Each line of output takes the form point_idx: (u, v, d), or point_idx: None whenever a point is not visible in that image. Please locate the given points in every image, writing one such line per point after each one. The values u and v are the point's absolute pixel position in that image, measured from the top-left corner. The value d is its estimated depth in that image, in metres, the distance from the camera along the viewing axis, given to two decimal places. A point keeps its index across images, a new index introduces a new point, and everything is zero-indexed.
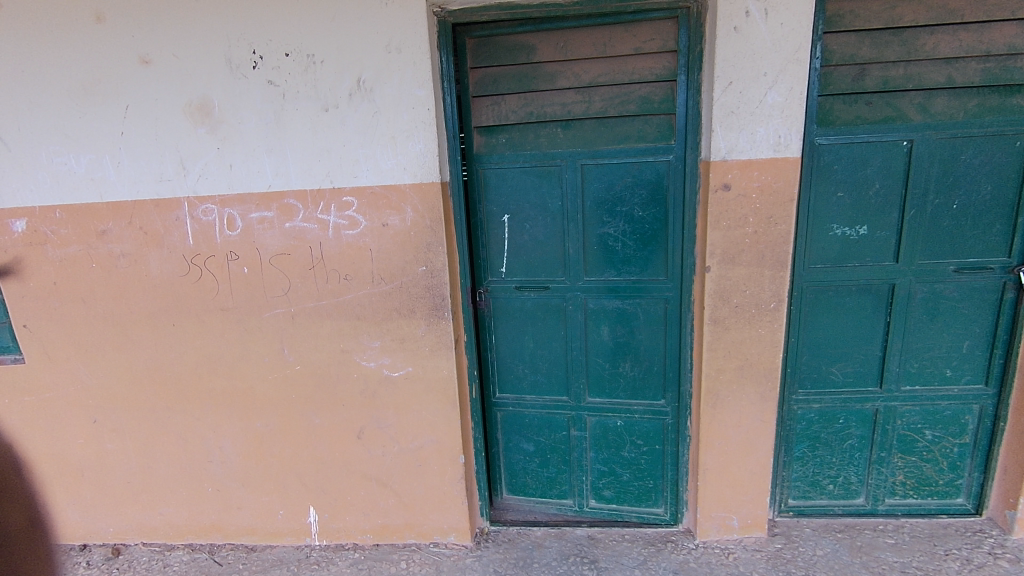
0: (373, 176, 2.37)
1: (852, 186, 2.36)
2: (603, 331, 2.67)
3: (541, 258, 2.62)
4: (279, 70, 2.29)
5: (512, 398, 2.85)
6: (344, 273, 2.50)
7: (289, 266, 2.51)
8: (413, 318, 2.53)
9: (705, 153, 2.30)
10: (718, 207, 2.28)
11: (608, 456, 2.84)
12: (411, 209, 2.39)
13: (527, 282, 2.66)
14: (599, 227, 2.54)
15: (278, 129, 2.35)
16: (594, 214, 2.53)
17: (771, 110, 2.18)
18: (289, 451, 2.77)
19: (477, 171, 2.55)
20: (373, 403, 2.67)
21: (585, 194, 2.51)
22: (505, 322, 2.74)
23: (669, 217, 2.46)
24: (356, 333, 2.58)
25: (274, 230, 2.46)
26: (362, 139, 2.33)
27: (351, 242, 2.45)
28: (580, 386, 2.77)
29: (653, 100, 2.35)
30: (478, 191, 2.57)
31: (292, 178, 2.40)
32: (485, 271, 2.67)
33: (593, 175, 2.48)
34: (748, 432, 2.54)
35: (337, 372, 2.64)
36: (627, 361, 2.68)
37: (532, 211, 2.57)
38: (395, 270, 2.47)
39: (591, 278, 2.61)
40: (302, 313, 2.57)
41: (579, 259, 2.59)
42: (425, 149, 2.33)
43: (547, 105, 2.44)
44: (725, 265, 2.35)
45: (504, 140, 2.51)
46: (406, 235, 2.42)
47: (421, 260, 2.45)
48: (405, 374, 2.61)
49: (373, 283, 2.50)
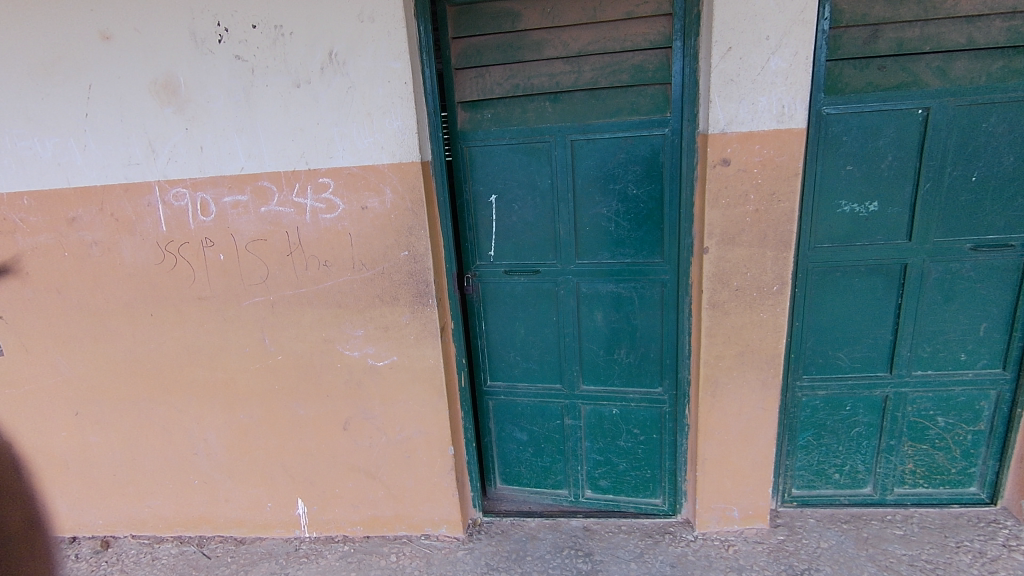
0: (350, 155, 2.23)
1: (862, 158, 2.19)
2: (597, 316, 2.55)
3: (531, 239, 2.50)
4: (247, 44, 2.14)
5: (503, 386, 2.76)
6: (324, 259, 2.38)
7: (266, 252, 2.40)
8: (396, 305, 2.42)
9: (703, 126, 2.14)
10: (717, 183, 2.13)
11: (604, 446, 2.75)
12: (390, 190, 2.26)
13: (518, 266, 2.54)
14: (591, 207, 2.40)
15: (248, 107, 2.21)
16: (585, 193, 2.39)
17: (774, 77, 2.01)
18: (274, 442, 2.69)
19: (462, 148, 2.42)
20: (358, 393, 2.58)
21: (576, 171, 2.37)
22: (495, 308, 2.64)
23: (665, 195, 2.32)
24: (338, 322, 2.48)
25: (249, 215, 2.35)
26: (337, 117, 2.19)
27: (329, 227, 2.33)
28: (573, 373, 2.66)
29: (647, 69, 2.19)
30: (463, 170, 2.45)
31: (265, 160, 2.27)
32: (473, 255, 2.57)
33: (584, 151, 2.33)
34: (749, 421, 2.42)
35: (320, 362, 2.55)
36: (623, 348, 2.56)
37: (520, 190, 2.44)
38: (376, 255, 2.35)
39: (584, 261, 2.48)
40: (282, 301, 2.47)
41: (571, 240, 2.46)
42: (403, 126, 2.18)
43: (534, 76, 2.29)
44: (725, 246, 2.20)
45: (490, 114, 2.37)
46: (386, 218, 2.30)
47: (403, 244, 2.33)
48: (390, 363, 2.51)
49: (354, 269, 2.39)
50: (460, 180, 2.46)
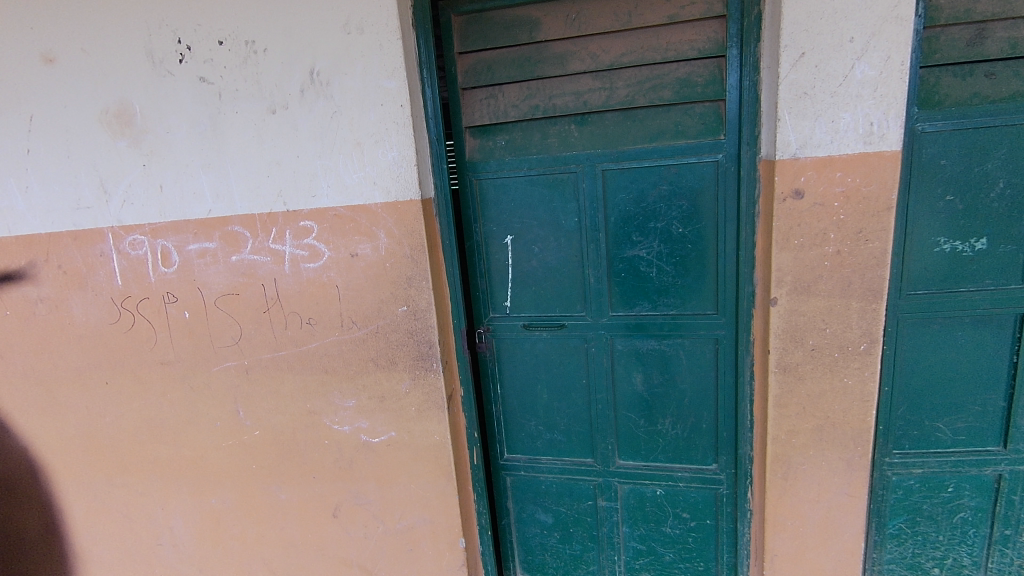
0: (336, 194, 1.84)
1: (967, 186, 1.76)
2: (635, 379, 2.13)
3: (554, 288, 2.10)
4: (212, 63, 1.79)
5: (523, 460, 2.33)
6: (307, 316, 1.99)
7: (238, 309, 2.01)
8: (393, 371, 2.01)
9: (767, 150, 1.74)
10: (787, 220, 1.72)
11: (645, 533, 2.29)
12: (385, 233, 1.87)
13: (539, 319, 2.14)
14: (627, 248, 2.00)
15: (215, 138, 1.84)
16: (619, 233, 1.99)
17: (861, 88, 1.60)
18: (252, 531, 2.27)
19: (472, 182, 2.04)
20: (350, 475, 2.16)
21: (607, 207, 1.97)
22: (514, 368, 2.24)
23: (718, 234, 1.90)
24: (325, 390, 2.07)
25: (219, 265, 1.97)
26: (321, 148, 1.81)
27: (312, 279, 1.95)
28: (607, 447, 2.23)
29: (694, 83, 1.80)
30: (473, 207, 2.07)
31: (236, 200, 1.89)
32: (486, 306, 2.18)
33: (617, 183, 1.93)
34: (829, 510, 1.96)
35: (303, 438, 2.14)
36: (667, 417, 2.13)
37: (540, 230, 2.05)
38: (369, 311, 1.96)
39: (618, 313, 2.07)
40: (258, 366, 2.07)
41: (603, 288, 2.05)
42: (399, 157, 1.79)
43: (557, 95, 1.91)
44: (797, 297, 1.78)
45: (504, 141, 1.99)
46: (381, 268, 1.90)
47: (401, 298, 1.93)
48: (386, 440, 2.10)
49: (343, 328, 1.99)
50: (469, 219, 2.09)
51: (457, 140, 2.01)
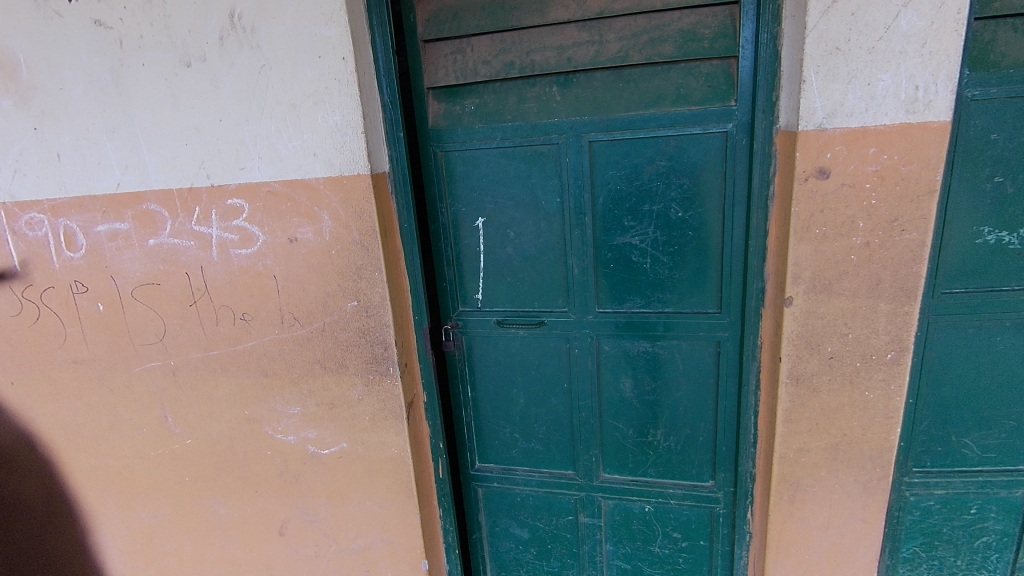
0: (268, 166, 1.53)
1: (1020, 165, 1.48)
2: (624, 384, 1.86)
3: (532, 278, 1.82)
4: (109, 3, 1.44)
5: (497, 471, 2.08)
6: (240, 311, 1.70)
7: (160, 301, 1.71)
8: (343, 375, 1.73)
9: (787, 119, 1.44)
10: (808, 205, 1.43)
11: (631, 552, 2.05)
12: (328, 215, 1.56)
13: (515, 314, 1.86)
14: (617, 235, 1.71)
15: (119, 96, 1.51)
16: (608, 217, 1.69)
17: (905, 43, 1.30)
18: (189, 549, 2.02)
19: (437, 154, 1.74)
20: (297, 490, 1.89)
21: (595, 185, 1.68)
22: (486, 369, 1.96)
23: (723, 220, 1.62)
24: (265, 396, 1.79)
25: (133, 250, 1.66)
26: (248, 110, 1.49)
27: (245, 268, 1.65)
28: (591, 459, 1.97)
29: (701, 37, 1.49)
30: (438, 185, 1.77)
31: (149, 172, 1.57)
32: (454, 298, 1.90)
33: (606, 158, 1.64)
34: (840, 536, 1.71)
35: (242, 449, 1.86)
36: (659, 428, 1.88)
37: (516, 211, 1.76)
38: (313, 306, 1.66)
39: (605, 309, 1.79)
40: (187, 368, 1.78)
41: (588, 281, 1.77)
42: (343, 122, 1.47)
43: (536, 49, 1.59)
44: (815, 296, 1.50)
45: (474, 106, 1.68)
46: (325, 256, 1.60)
47: (349, 291, 1.63)
48: (337, 453, 1.83)
49: (283, 325, 1.70)
50: (434, 199, 1.79)
51: (418, 103, 1.70)
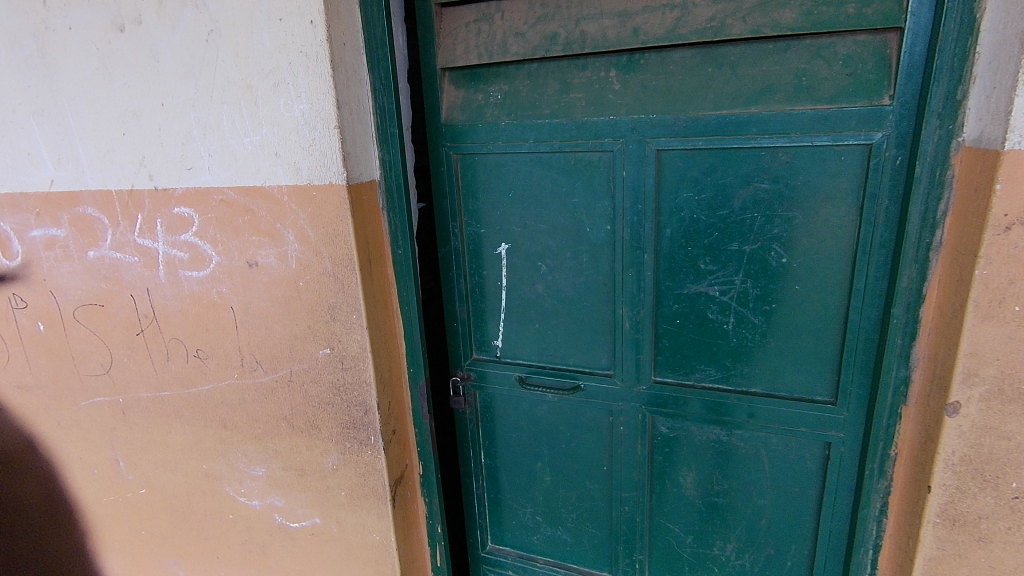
0: (220, 167, 1.16)
1: None
2: (685, 478, 1.38)
3: (568, 327, 1.36)
4: None
5: (512, 558, 1.64)
6: (193, 347, 1.35)
7: (104, 326, 1.39)
8: (315, 438, 1.35)
9: (981, 129, 0.89)
10: (1005, 268, 0.89)
11: None
12: (295, 235, 1.17)
13: (543, 371, 1.41)
14: (688, 283, 1.22)
15: (46, 70, 1.19)
16: (678, 257, 1.21)
17: None
18: None
19: (451, 159, 1.31)
20: (262, 564, 1.53)
21: (661, 211, 1.19)
22: (505, 434, 1.53)
23: (852, 275, 1.10)
24: (224, 450, 1.44)
25: (72, 263, 1.34)
26: (193, 91, 1.11)
27: (197, 295, 1.29)
28: (633, 564, 1.50)
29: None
30: (452, 198, 1.35)
31: (83, 168, 1.24)
32: (467, 343, 1.47)
33: (680, 175, 1.15)
34: None
35: (200, 507, 1.52)
36: (730, 541, 1.38)
37: (552, 239, 1.30)
38: (278, 349, 1.29)
39: (664, 379, 1.31)
40: (136, 407, 1.46)
41: (643, 339, 1.29)
42: (311, 113, 1.07)
43: (589, 16, 1.12)
44: (998, 407, 0.96)
45: (502, 95, 1.24)
46: (292, 288, 1.22)
47: (321, 335, 1.24)
48: (308, 528, 1.45)
49: (243, 369, 1.34)
50: (445, 216, 1.36)
51: (430, 89, 1.28)
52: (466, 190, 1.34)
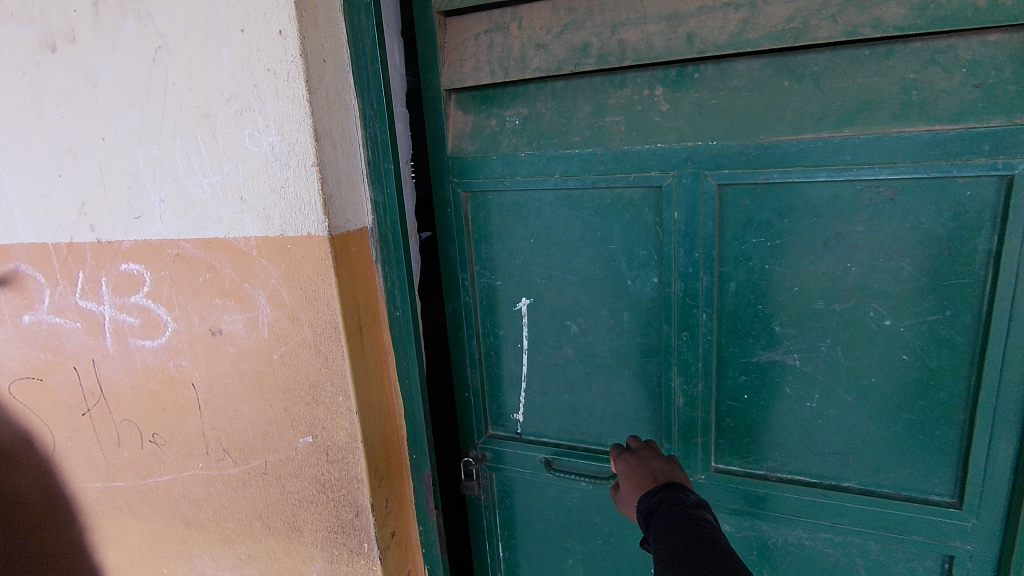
0: (174, 215, 0.94)
1: None
2: None
3: (605, 400, 1.11)
4: None
5: None
6: (148, 430, 1.11)
7: (45, 403, 1.16)
8: (296, 542, 1.10)
9: None
10: None
11: None
12: (267, 298, 0.94)
13: (574, 454, 1.15)
14: (758, 349, 0.97)
15: None
16: (745, 317, 0.96)
17: None
18: None
19: (461, 199, 1.09)
20: None
21: (723, 261, 0.95)
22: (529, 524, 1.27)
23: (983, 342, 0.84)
24: (187, 552, 1.18)
25: (8, 329, 1.12)
26: (140, 122, 0.90)
27: (151, 369, 1.06)
28: None
29: None
30: (462, 245, 1.13)
31: (16, 217, 1.03)
32: (481, 415, 1.23)
33: (748, 217, 0.91)
34: None
35: None
36: None
37: (584, 294, 1.06)
38: (250, 434, 1.05)
39: (728, 467, 1.05)
40: (85, 499, 1.22)
41: (700, 418, 1.04)
42: (281, 146, 0.85)
43: (630, 21, 0.90)
44: None
45: (520, 120, 1.01)
46: (264, 362, 0.99)
47: (302, 419, 1.00)
48: None
49: (209, 458, 1.09)
50: (453, 266, 1.14)
51: (434, 116, 1.07)
52: (478, 235, 1.12)
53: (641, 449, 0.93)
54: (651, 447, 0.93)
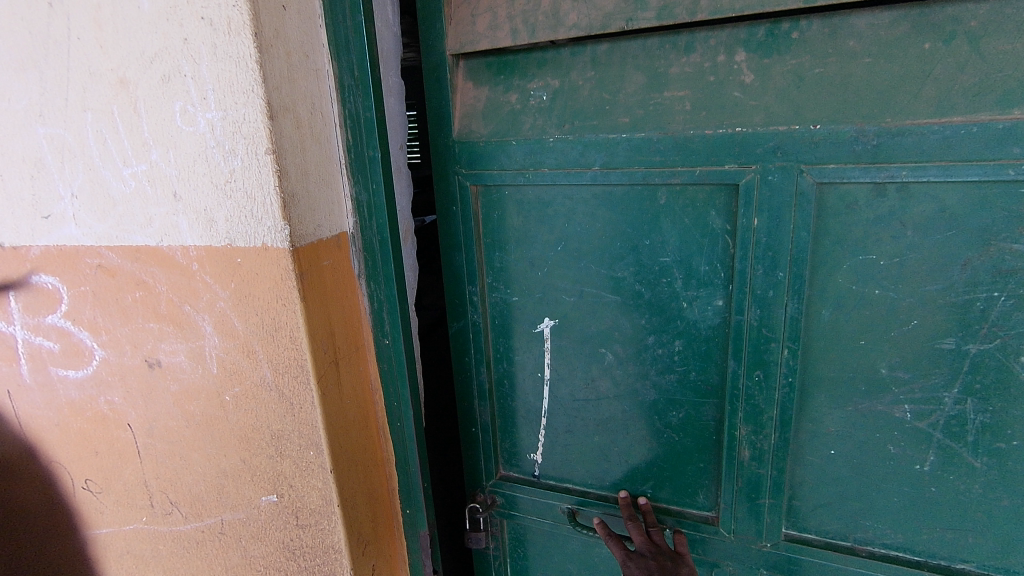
0: (91, 216, 0.71)
1: None
2: None
3: (647, 446, 0.89)
4: None
5: None
6: (81, 475, 0.90)
7: None
8: None
9: None
10: None
11: None
12: (213, 324, 0.72)
13: (611, 508, 0.93)
14: (852, 398, 0.74)
15: None
16: (835, 356, 0.74)
17: None
18: None
19: (469, 195, 0.87)
20: None
21: (814, 283, 0.72)
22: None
23: None
24: None
25: None
26: (38, 91, 0.68)
27: (78, 405, 0.85)
28: None
29: None
30: (471, 250, 0.90)
31: None
32: (489, 454, 1.02)
33: (852, 225, 0.69)
34: None
35: None
36: None
37: (624, 317, 0.84)
38: (200, 487, 0.84)
39: (804, 536, 0.83)
40: (27, 538, 1.05)
41: (768, 478, 0.81)
42: (223, 126, 0.61)
43: None
44: None
45: (549, 95, 0.78)
46: (214, 404, 0.77)
47: (264, 474, 0.79)
48: None
49: (154, 512, 0.89)
50: (458, 275, 0.93)
51: (436, 88, 0.84)
52: (490, 240, 0.90)
53: (643, 546, 0.82)
54: (655, 541, 0.83)
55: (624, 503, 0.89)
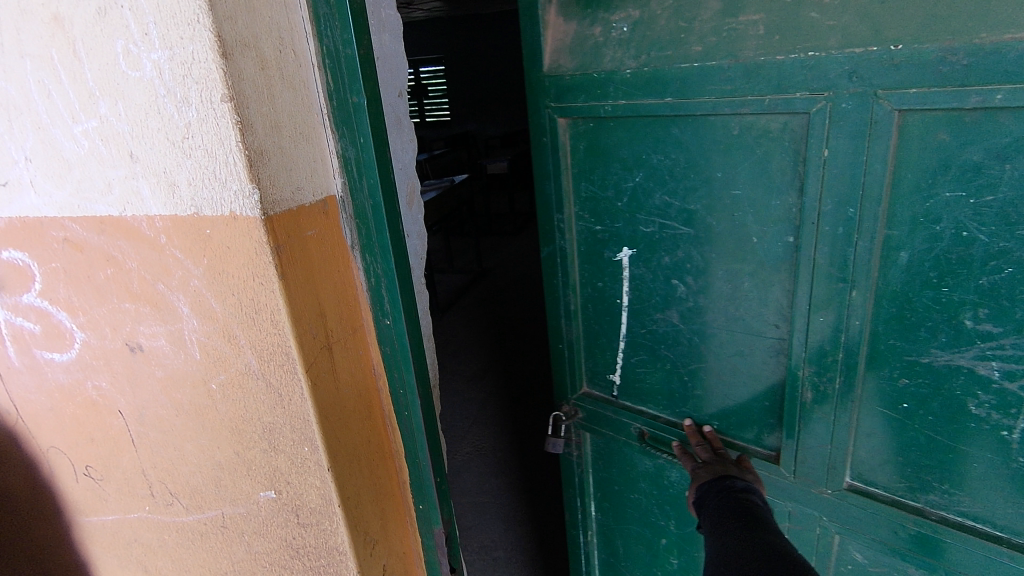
0: (49, 181, 0.63)
1: None
2: None
3: (710, 411, 0.79)
4: None
5: None
6: (81, 462, 0.85)
7: None
8: None
9: None
10: None
11: None
12: (190, 304, 0.63)
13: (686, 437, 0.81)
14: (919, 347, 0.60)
15: None
16: (910, 336, 0.60)
17: None
18: None
19: (558, 128, 0.77)
20: None
21: (889, 228, 0.58)
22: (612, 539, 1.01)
23: None
24: None
25: None
26: None
27: (67, 390, 0.78)
28: None
29: None
30: (561, 180, 0.80)
31: None
32: (579, 378, 0.92)
33: (925, 165, 0.54)
34: None
35: None
36: None
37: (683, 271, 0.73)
38: (197, 478, 0.77)
39: (870, 489, 0.68)
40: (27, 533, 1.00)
41: (833, 421, 0.67)
42: (173, 68, 0.51)
43: None
44: None
45: (629, 27, 0.67)
46: (201, 393, 0.69)
47: (259, 470, 0.71)
48: None
49: (155, 502, 0.83)
50: (548, 203, 0.83)
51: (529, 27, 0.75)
52: (578, 170, 0.79)
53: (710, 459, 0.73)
54: (724, 455, 0.74)
55: (690, 433, 0.79)
